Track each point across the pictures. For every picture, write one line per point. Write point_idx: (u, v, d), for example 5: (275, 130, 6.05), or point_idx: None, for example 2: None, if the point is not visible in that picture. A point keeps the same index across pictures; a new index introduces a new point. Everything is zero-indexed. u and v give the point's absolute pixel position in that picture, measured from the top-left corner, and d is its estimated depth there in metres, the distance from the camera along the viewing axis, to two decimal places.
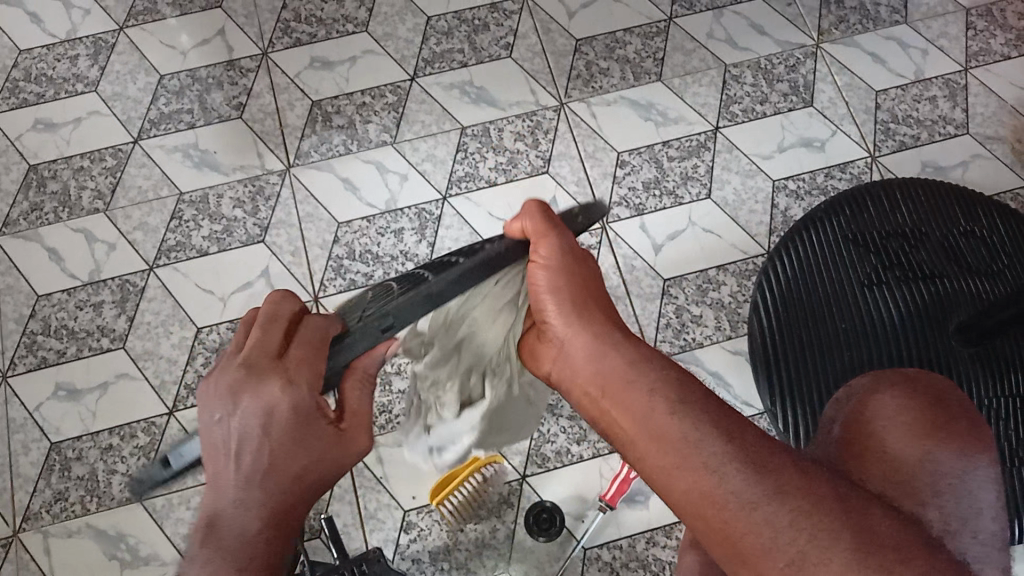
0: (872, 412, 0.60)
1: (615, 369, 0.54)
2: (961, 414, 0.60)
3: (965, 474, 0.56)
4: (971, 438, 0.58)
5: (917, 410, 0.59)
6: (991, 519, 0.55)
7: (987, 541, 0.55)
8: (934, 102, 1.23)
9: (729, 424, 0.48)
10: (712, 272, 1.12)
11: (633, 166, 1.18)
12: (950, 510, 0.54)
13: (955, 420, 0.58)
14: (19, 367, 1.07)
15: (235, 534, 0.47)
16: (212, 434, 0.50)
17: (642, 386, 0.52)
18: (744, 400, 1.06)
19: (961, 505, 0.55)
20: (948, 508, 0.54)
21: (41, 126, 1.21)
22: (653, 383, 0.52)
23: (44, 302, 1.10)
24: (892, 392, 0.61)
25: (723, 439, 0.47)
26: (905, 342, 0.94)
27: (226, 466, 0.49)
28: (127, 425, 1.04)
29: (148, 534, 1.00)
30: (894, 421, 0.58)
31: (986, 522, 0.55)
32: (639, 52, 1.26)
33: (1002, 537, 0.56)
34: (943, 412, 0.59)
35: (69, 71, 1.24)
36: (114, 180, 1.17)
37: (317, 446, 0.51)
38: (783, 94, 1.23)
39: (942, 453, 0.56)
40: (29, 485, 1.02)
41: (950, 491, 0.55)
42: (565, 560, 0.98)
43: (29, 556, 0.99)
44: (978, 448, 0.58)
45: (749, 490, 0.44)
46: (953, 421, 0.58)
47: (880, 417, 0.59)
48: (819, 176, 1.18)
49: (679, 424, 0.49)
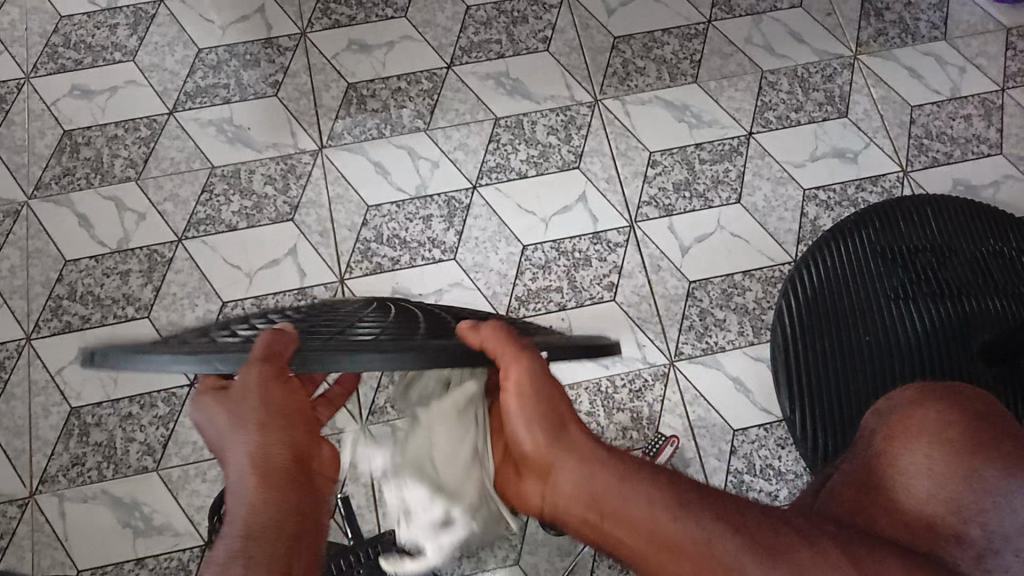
0: (907, 427, 0.60)
1: (606, 487, 0.47)
2: (1006, 432, 0.59)
3: (1009, 488, 0.55)
4: (1017, 456, 0.57)
5: (959, 425, 0.59)
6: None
7: None
8: (969, 120, 1.22)
9: (723, 510, 0.47)
10: (738, 277, 1.12)
11: (664, 166, 1.18)
12: (994, 527, 0.54)
13: (995, 439, 0.58)
14: (44, 329, 1.08)
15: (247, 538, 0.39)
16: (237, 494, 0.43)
17: (639, 499, 0.46)
18: (764, 406, 1.06)
19: (1008, 523, 0.54)
20: (995, 524, 0.54)
21: (77, 92, 1.21)
22: (648, 493, 0.47)
23: (72, 267, 1.11)
24: (933, 405, 0.60)
25: (732, 532, 0.46)
26: (930, 357, 0.93)
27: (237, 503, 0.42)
28: (148, 394, 1.05)
29: (163, 504, 1.00)
30: (927, 433, 0.58)
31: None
32: (676, 54, 1.25)
33: None
34: (983, 430, 0.58)
35: (108, 39, 1.25)
36: (147, 150, 1.18)
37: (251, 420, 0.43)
38: (818, 104, 1.23)
39: (984, 469, 0.56)
40: (48, 448, 1.03)
41: (995, 507, 0.54)
42: (576, 556, 0.98)
43: (44, 518, 0.99)
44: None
45: (713, 527, 0.46)
46: (998, 440, 0.58)
47: (916, 431, 0.59)
48: (851, 188, 1.17)
49: (686, 532, 0.45)
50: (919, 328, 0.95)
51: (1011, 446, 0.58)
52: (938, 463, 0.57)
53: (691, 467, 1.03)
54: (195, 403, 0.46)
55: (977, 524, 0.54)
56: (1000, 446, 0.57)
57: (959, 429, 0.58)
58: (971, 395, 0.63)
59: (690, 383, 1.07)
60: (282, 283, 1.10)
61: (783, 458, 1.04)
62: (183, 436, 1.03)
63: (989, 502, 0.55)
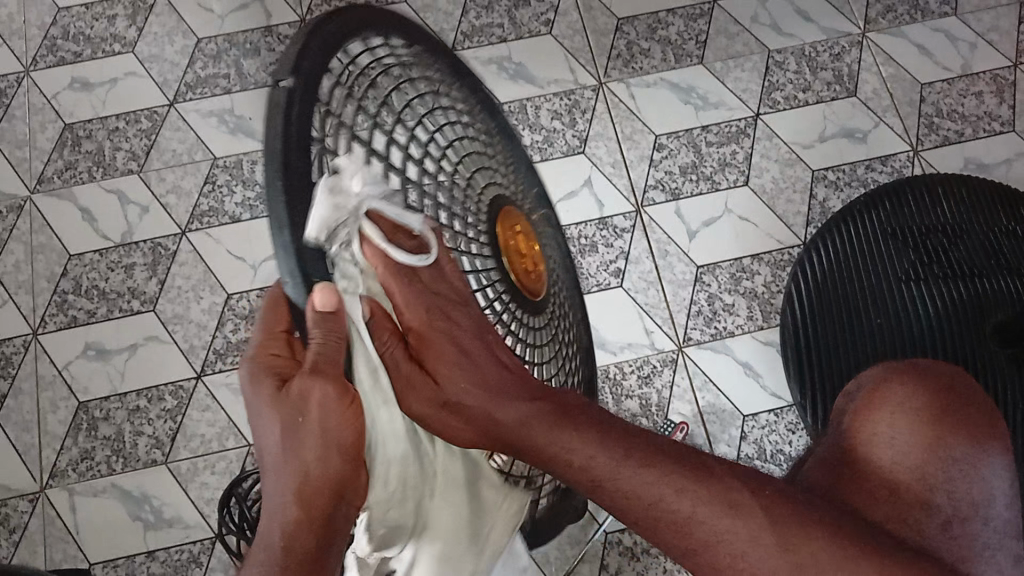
0: (879, 398, 0.60)
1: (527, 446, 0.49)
2: (971, 398, 0.61)
3: (980, 460, 0.58)
4: (984, 426, 0.59)
5: (926, 395, 0.60)
6: (1003, 504, 0.59)
7: (999, 526, 0.58)
8: (980, 97, 1.20)
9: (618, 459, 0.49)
10: (747, 260, 1.11)
11: (670, 150, 1.17)
12: (961, 495, 0.57)
13: (963, 407, 0.60)
14: (50, 324, 1.08)
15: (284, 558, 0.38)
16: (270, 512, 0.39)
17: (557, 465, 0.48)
18: (774, 391, 1.05)
19: (973, 493, 0.57)
20: (961, 494, 0.57)
21: (78, 85, 1.20)
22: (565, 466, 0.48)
23: (76, 261, 1.11)
24: (900, 377, 0.61)
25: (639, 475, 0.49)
26: (943, 342, 0.91)
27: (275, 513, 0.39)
28: (156, 387, 1.05)
29: (173, 497, 1.00)
30: (898, 404, 0.59)
31: (996, 508, 0.59)
32: (681, 34, 1.23)
33: (1012, 519, 0.60)
34: (954, 398, 0.60)
35: (107, 30, 1.23)
36: (148, 142, 1.17)
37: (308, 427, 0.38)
38: (826, 83, 1.21)
39: (955, 439, 0.58)
40: (57, 443, 1.03)
41: (961, 475, 0.57)
42: (586, 544, 0.98)
43: (55, 512, 1.00)
44: (990, 433, 0.59)
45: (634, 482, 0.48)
46: (963, 407, 0.60)
47: (889, 401, 0.60)
48: (860, 168, 1.16)
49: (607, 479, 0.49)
50: (932, 311, 0.93)
51: (979, 417, 0.60)
52: (907, 434, 0.58)
53: None
54: (250, 376, 0.39)
55: (945, 493, 0.57)
56: (968, 414, 0.59)
57: (928, 402, 0.59)
58: (937, 365, 0.63)
59: (699, 368, 1.06)
60: None
61: (793, 443, 1.03)
62: (192, 429, 1.03)
63: (957, 471, 0.57)
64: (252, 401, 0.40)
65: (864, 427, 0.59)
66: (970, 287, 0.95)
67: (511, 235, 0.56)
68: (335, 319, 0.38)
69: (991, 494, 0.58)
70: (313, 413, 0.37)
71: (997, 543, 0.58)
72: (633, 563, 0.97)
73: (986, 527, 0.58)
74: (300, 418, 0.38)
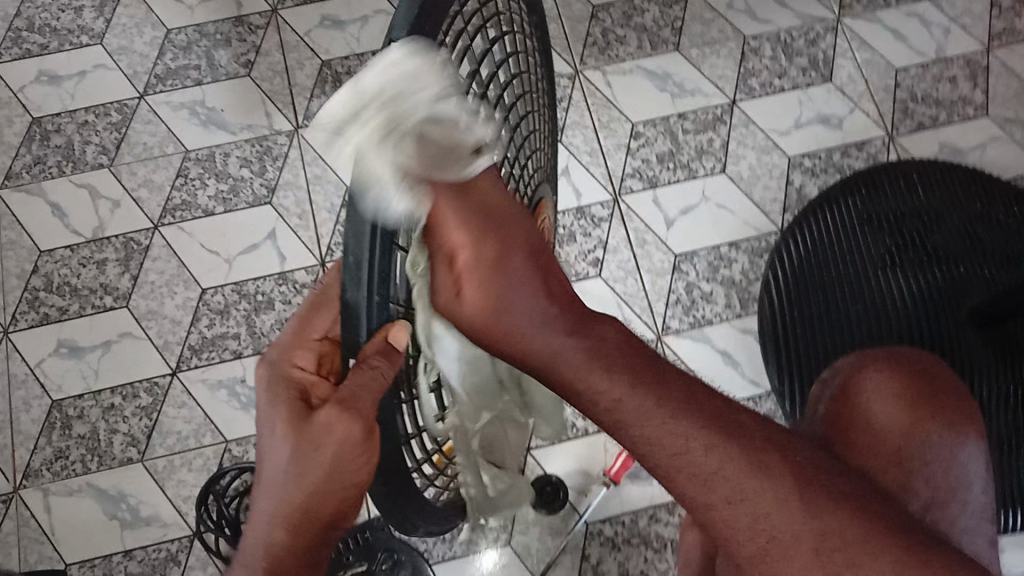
0: (854, 387, 0.61)
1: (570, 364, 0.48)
2: (944, 385, 0.61)
3: (957, 445, 0.59)
4: (960, 413, 0.60)
5: (902, 382, 0.60)
6: (979, 488, 0.59)
7: (977, 512, 0.59)
8: (954, 82, 1.21)
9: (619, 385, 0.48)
10: (724, 248, 1.11)
11: (647, 138, 1.17)
12: (939, 481, 0.58)
13: (938, 394, 0.60)
14: (21, 323, 1.06)
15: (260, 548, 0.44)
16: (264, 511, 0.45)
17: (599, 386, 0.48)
18: (752, 378, 1.05)
19: (947, 477, 0.58)
20: (937, 478, 0.58)
21: (44, 78, 1.18)
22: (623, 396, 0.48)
23: (47, 258, 1.09)
24: (876, 365, 0.61)
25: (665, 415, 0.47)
26: (920, 326, 0.91)
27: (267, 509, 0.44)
28: (130, 385, 1.03)
29: (150, 495, 0.99)
30: (877, 390, 0.60)
31: (972, 492, 0.59)
32: (657, 21, 1.23)
33: (990, 505, 0.60)
34: (928, 384, 0.60)
35: (74, 22, 1.21)
36: (118, 136, 1.15)
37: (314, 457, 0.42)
38: (802, 69, 1.21)
39: (931, 425, 0.59)
40: (30, 443, 1.01)
41: (938, 460, 0.58)
42: (567, 534, 0.98)
43: (30, 513, 0.99)
44: (966, 420, 0.60)
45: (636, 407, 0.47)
46: (940, 393, 0.60)
47: (866, 389, 0.60)
48: (836, 155, 1.16)
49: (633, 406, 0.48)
50: (908, 296, 0.93)
51: (952, 400, 0.60)
52: (886, 420, 0.59)
53: None
54: (276, 387, 0.45)
55: (923, 478, 0.58)
56: (942, 400, 0.60)
57: (903, 388, 0.60)
58: (911, 353, 0.64)
59: (678, 356, 1.06)
60: (261, 268, 1.08)
61: None
62: (167, 426, 1.02)
63: (934, 456, 0.58)
64: (271, 410, 0.45)
65: (842, 418, 0.60)
66: (945, 270, 0.95)
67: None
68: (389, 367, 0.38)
69: (967, 478, 0.59)
70: (332, 444, 0.41)
71: (977, 528, 0.59)
72: (614, 551, 0.97)
73: (964, 511, 0.58)
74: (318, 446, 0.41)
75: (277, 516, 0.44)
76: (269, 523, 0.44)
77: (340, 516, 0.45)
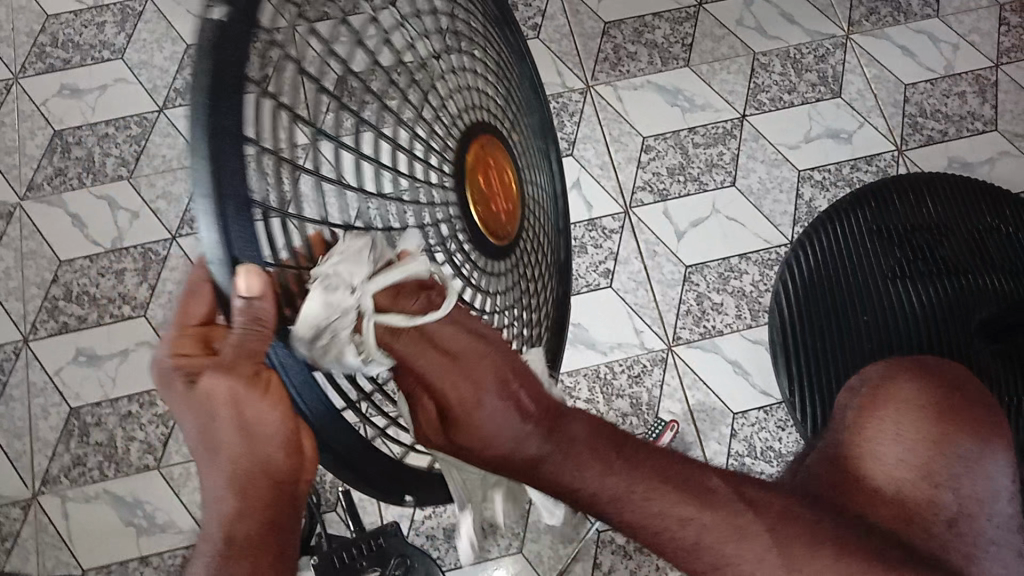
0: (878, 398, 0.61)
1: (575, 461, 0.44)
2: (978, 399, 0.62)
3: (986, 458, 0.59)
4: (987, 424, 0.60)
5: (928, 394, 0.61)
6: (1007, 501, 0.59)
7: (1004, 524, 0.59)
8: (963, 97, 1.22)
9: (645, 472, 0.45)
10: (735, 260, 1.12)
11: (658, 151, 1.18)
12: (966, 493, 0.58)
13: (965, 409, 0.60)
14: (41, 331, 1.08)
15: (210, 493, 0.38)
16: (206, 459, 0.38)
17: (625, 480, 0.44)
18: (763, 388, 1.06)
19: (975, 490, 0.58)
20: (966, 491, 0.58)
21: (67, 92, 1.21)
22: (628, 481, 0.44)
23: (67, 268, 1.11)
24: (906, 376, 0.63)
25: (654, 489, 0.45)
26: (929, 339, 0.92)
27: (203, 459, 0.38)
28: (147, 393, 1.04)
29: (165, 501, 1.00)
30: (904, 402, 0.61)
31: (999, 505, 0.59)
32: (667, 38, 1.25)
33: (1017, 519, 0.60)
34: (955, 397, 0.61)
35: (96, 38, 1.24)
36: (138, 148, 1.17)
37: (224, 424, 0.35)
38: (811, 84, 1.22)
39: (958, 438, 0.59)
40: (48, 449, 1.03)
41: (965, 473, 0.58)
42: (578, 542, 0.98)
43: (48, 519, 1.00)
44: (995, 432, 0.60)
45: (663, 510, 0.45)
46: (969, 407, 0.61)
47: (892, 400, 0.61)
48: (845, 169, 1.17)
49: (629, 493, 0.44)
50: (918, 310, 0.94)
51: (978, 413, 0.60)
52: (911, 431, 0.59)
53: (692, 451, 1.03)
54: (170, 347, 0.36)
55: (951, 490, 0.58)
56: (970, 415, 0.60)
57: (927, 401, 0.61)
58: (941, 365, 0.65)
59: (689, 366, 1.07)
60: None
61: (783, 440, 1.04)
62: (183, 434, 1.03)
63: (960, 468, 0.58)
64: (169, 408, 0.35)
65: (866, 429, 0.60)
66: (954, 285, 0.95)
67: (480, 167, 0.45)
68: (261, 306, 0.29)
69: (996, 491, 0.59)
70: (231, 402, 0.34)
71: (1004, 540, 0.59)
72: (626, 561, 0.97)
73: (990, 523, 0.58)
74: (218, 420, 0.33)
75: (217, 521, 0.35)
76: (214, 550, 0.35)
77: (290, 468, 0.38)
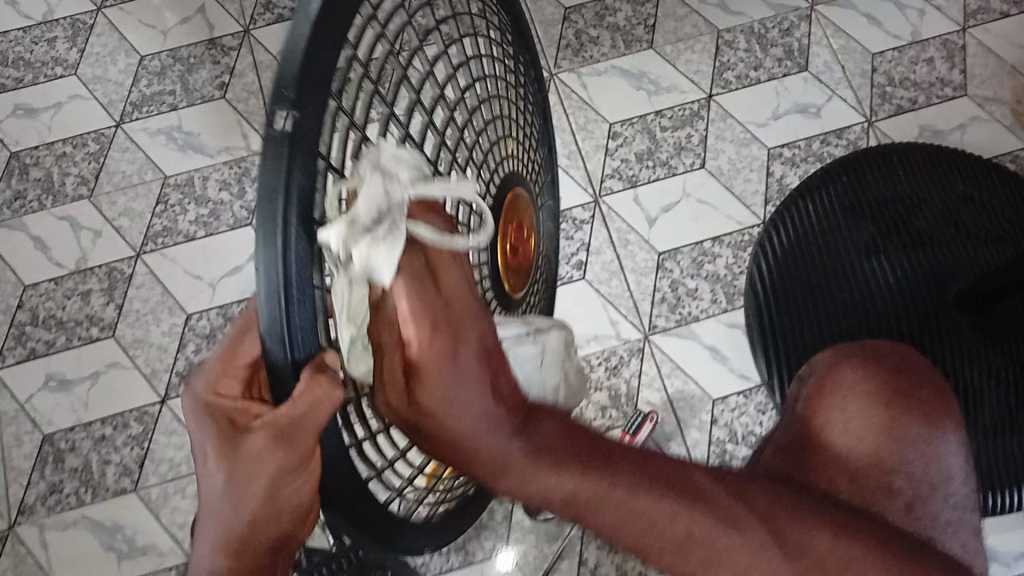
0: (831, 385, 0.63)
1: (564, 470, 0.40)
2: (924, 380, 0.64)
3: (936, 440, 0.62)
4: (933, 407, 0.62)
5: (874, 380, 0.63)
6: (961, 482, 0.62)
7: (959, 504, 0.62)
8: (931, 63, 1.20)
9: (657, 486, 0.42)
10: (707, 244, 1.11)
11: (625, 137, 1.16)
12: (920, 476, 0.60)
13: (916, 391, 0.63)
14: (9, 358, 1.06)
15: (208, 527, 0.37)
16: (210, 502, 0.37)
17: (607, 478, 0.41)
18: (742, 372, 1.05)
19: (931, 472, 0.61)
20: (920, 474, 0.60)
21: (21, 112, 1.19)
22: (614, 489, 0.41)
23: (32, 292, 1.09)
24: (849, 365, 0.65)
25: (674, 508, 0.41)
26: (908, 315, 0.91)
27: (212, 512, 0.37)
28: (120, 414, 1.03)
29: (144, 524, 0.99)
30: (854, 389, 0.63)
31: (955, 484, 0.62)
32: (629, 20, 1.23)
33: (972, 496, 0.63)
34: (905, 381, 0.64)
35: (47, 54, 1.22)
36: (97, 165, 1.15)
37: (280, 519, 0.37)
38: (777, 59, 1.20)
39: (909, 420, 0.62)
40: (23, 478, 1.02)
41: (919, 456, 0.61)
42: (563, 539, 0.97)
43: (26, 549, 0.99)
44: (943, 412, 0.63)
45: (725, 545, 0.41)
46: (917, 389, 0.63)
47: (841, 388, 0.63)
48: (815, 143, 1.15)
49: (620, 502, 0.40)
50: (894, 283, 0.93)
51: (928, 395, 0.63)
52: (864, 418, 0.61)
53: (673, 441, 1.03)
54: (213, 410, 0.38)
55: (904, 475, 0.60)
56: (918, 397, 0.63)
57: (877, 386, 0.63)
58: (884, 346, 0.68)
59: (667, 355, 1.06)
60: (246, 291, 1.08)
61: (764, 424, 1.03)
62: (159, 454, 1.01)
63: (913, 453, 0.61)
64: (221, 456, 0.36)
65: (819, 416, 0.62)
66: (928, 255, 0.94)
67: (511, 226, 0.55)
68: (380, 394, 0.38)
69: (950, 472, 0.62)
70: (290, 504, 0.37)
71: (960, 520, 0.61)
72: (612, 556, 0.97)
73: (946, 504, 0.61)
74: (274, 514, 0.37)
75: (224, 507, 0.36)
76: (207, 553, 0.37)
77: (286, 539, 0.38)
